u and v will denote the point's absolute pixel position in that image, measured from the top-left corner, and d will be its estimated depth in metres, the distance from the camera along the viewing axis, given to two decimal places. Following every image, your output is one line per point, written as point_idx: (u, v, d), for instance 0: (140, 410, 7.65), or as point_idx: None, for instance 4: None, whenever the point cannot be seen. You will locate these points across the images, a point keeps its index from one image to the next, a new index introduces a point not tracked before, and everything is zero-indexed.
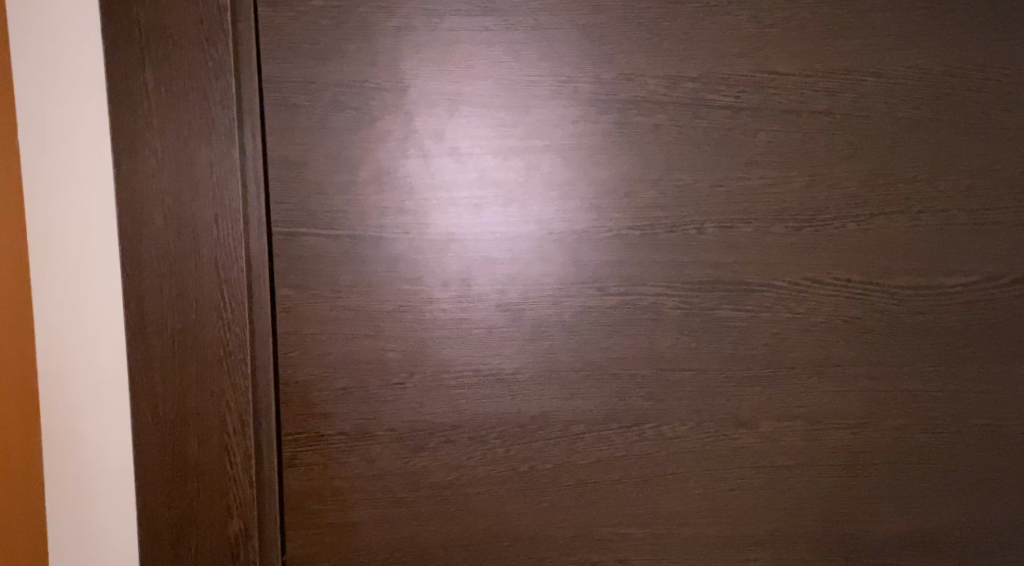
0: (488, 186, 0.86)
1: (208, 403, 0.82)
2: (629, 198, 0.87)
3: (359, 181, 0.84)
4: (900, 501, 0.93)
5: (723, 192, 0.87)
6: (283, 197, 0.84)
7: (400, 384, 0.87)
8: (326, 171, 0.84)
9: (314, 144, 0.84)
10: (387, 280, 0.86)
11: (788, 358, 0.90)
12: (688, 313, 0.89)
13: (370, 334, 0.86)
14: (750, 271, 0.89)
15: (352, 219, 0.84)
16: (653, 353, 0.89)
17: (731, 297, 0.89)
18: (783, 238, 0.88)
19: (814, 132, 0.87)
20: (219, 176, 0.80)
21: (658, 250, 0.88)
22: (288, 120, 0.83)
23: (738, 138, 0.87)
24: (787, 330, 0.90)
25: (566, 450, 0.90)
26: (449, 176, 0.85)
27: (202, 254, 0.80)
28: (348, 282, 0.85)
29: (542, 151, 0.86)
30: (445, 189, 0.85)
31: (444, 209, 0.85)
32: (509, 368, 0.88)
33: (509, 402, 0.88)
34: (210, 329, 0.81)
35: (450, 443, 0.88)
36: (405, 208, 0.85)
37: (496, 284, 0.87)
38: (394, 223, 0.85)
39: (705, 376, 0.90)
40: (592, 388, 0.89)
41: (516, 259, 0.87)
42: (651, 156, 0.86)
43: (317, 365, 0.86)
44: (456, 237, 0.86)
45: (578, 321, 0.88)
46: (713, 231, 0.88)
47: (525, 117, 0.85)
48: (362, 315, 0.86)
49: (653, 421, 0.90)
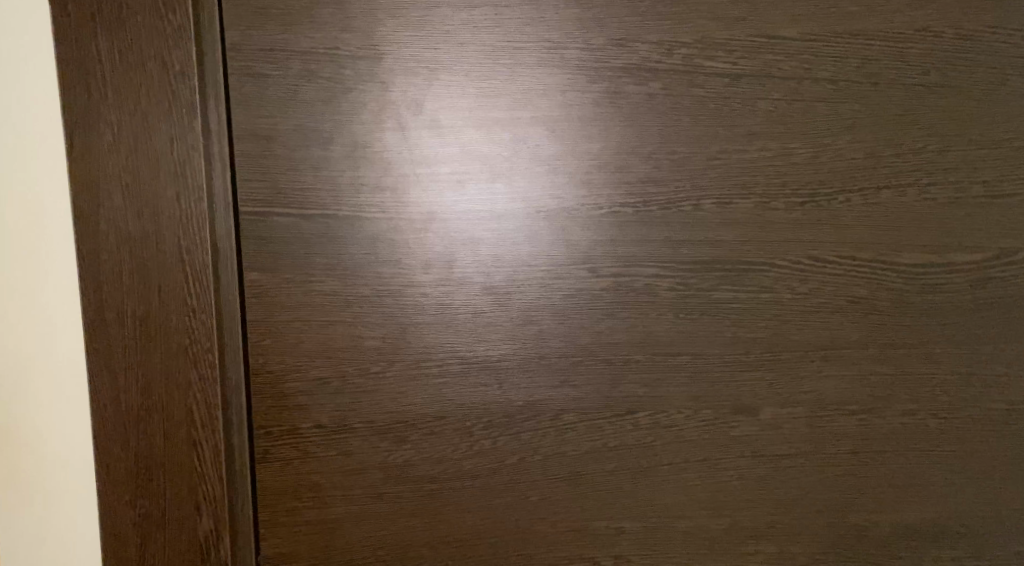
0: (471, 161, 0.80)
1: (174, 395, 0.77)
2: (621, 173, 0.81)
3: (331, 156, 0.79)
4: (908, 490, 0.89)
5: (722, 165, 0.82)
6: (251, 175, 0.78)
7: (380, 373, 0.82)
8: (296, 146, 0.78)
9: (283, 117, 0.78)
10: (364, 262, 0.80)
11: (791, 342, 0.86)
12: (684, 295, 0.84)
13: (346, 320, 0.81)
14: (751, 249, 0.84)
15: (326, 197, 0.79)
16: (648, 338, 0.84)
17: (730, 278, 0.84)
18: (786, 214, 0.83)
19: (818, 100, 0.82)
20: (180, 152, 0.74)
21: (653, 229, 0.82)
22: (255, 91, 0.77)
23: (737, 108, 0.81)
24: (790, 312, 0.85)
25: (557, 442, 0.85)
26: (430, 150, 0.80)
27: (164, 236, 0.75)
28: (322, 265, 0.80)
29: (528, 123, 0.80)
30: (425, 165, 0.80)
31: (423, 187, 0.80)
32: (496, 355, 0.83)
33: (496, 391, 0.84)
34: (175, 317, 0.76)
35: (434, 434, 0.83)
36: (382, 186, 0.79)
37: (481, 266, 0.82)
38: (371, 201, 0.79)
39: (703, 361, 0.85)
40: (584, 376, 0.84)
41: (501, 239, 0.82)
42: (644, 127, 0.81)
43: (291, 354, 0.81)
44: (437, 216, 0.81)
45: (568, 304, 0.83)
46: (712, 208, 0.83)
47: (508, 87, 0.80)
48: (337, 300, 0.81)
49: (647, 409, 0.85)
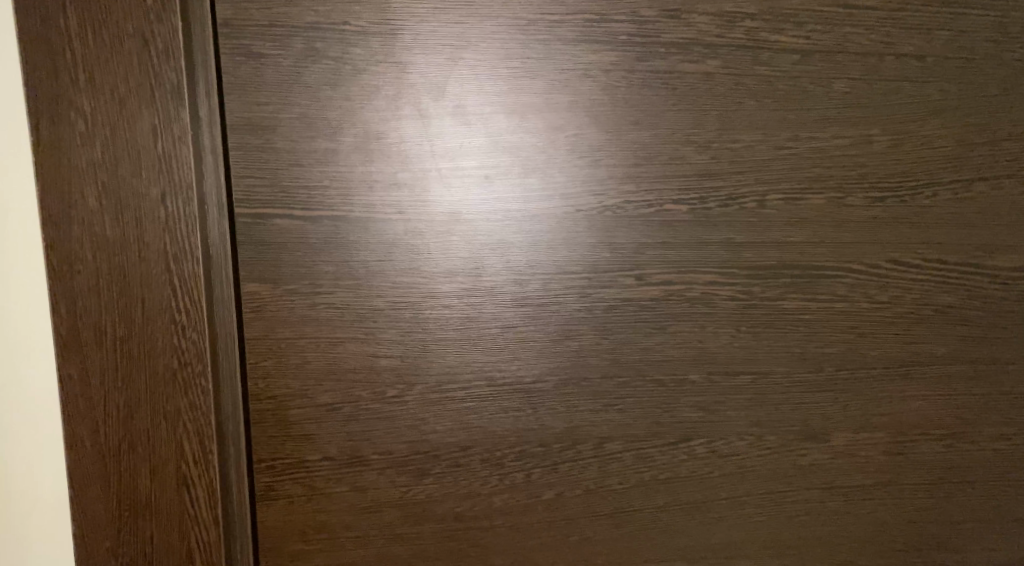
0: (500, 153, 0.70)
1: (161, 425, 0.67)
2: (674, 165, 0.71)
3: (341, 150, 0.68)
4: (1000, 524, 0.78)
5: (790, 155, 0.71)
6: (248, 170, 0.68)
7: (398, 398, 0.71)
8: (300, 137, 0.68)
9: (284, 104, 0.67)
10: (378, 271, 0.70)
11: (868, 358, 0.75)
12: (746, 305, 0.73)
13: (358, 337, 0.70)
14: (823, 252, 0.73)
15: (333, 197, 0.68)
16: (704, 355, 0.74)
17: (798, 285, 0.73)
18: (864, 211, 0.72)
19: (902, 79, 0.71)
20: (165, 145, 0.64)
21: (710, 229, 0.72)
22: (251, 73, 0.67)
23: (808, 89, 0.70)
24: (866, 324, 0.74)
25: (600, 474, 0.74)
26: (453, 141, 0.69)
27: (148, 242, 0.65)
28: (331, 275, 0.69)
29: (566, 108, 0.69)
30: (448, 158, 0.69)
31: (446, 183, 0.69)
32: (530, 376, 0.72)
33: (530, 416, 0.73)
34: (161, 336, 0.66)
35: (460, 467, 0.73)
36: (399, 182, 0.69)
37: (512, 274, 0.71)
38: (386, 201, 0.69)
39: (766, 381, 0.75)
40: (631, 398, 0.74)
41: (535, 243, 0.71)
42: (701, 112, 0.70)
43: (295, 376, 0.70)
44: (461, 217, 0.70)
45: (613, 317, 0.72)
46: (778, 205, 0.72)
47: (543, 66, 0.69)
48: (347, 314, 0.70)
49: (703, 436, 0.75)
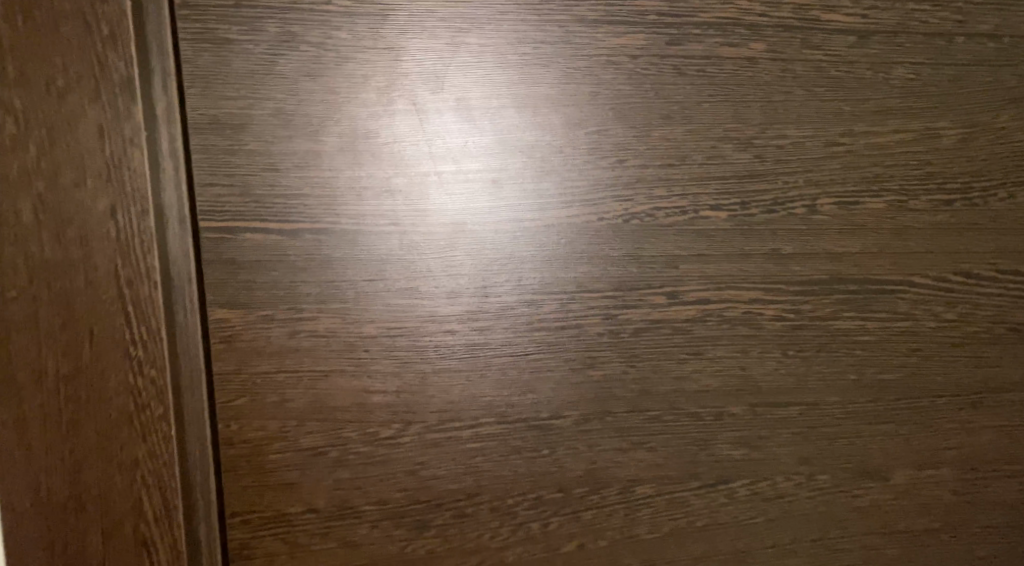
0: (509, 155, 0.60)
1: (116, 480, 0.56)
2: (711, 166, 0.61)
3: (324, 152, 0.58)
4: None
5: (845, 153, 0.61)
6: (215, 177, 0.58)
7: (394, 439, 0.61)
8: (275, 137, 0.58)
9: (256, 99, 0.57)
10: (370, 293, 0.60)
11: (933, 385, 0.65)
12: (794, 326, 0.64)
13: (347, 370, 0.60)
14: (882, 264, 0.63)
15: (316, 207, 0.58)
16: (746, 384, 0.64)
17: (854, 302, 0.64)
18: (928, 217, 0.63)
19: (972, 65, 0.61)
20: (114, 148, 0.54)
21: (752, 240, 0.62)
22: (217, 63, 0.57)
23: (866, 75, 0.61)
24: (931, 346, 0.65)
25: (628, 522, 0.64)
26: (455, 140, 0.59)
27: (95, 263, 0.54)
28: (314, 298, 0.59)
29: (586, 101, 0.60)
30: (449, 161, 0.59)
31: (447, 189, 0.59)
32: (546, 412, 0.63)
33: (547, 458, 0.63)
34: (114, 374, 0.55)
35: (466, 517, 0.63)
36: (392, 190, 0.59)
37: (525, 294, 0.61)
38: (378, 211, 0.59)
39: (817, 412, 0.65)
40: (663, 435, 0.64)
41: (551, 259, 0.61)
42: (742, 104, 0.60)
43: (274, 416, 0.60)
44: (465, 229, 0.60)
45: (641, 342, 0.63)
46: (830, 210, 0.62)
47: (559, 52, 0.59)
48: (334, 344, 0.60)
49: (744, 476, 0.65)
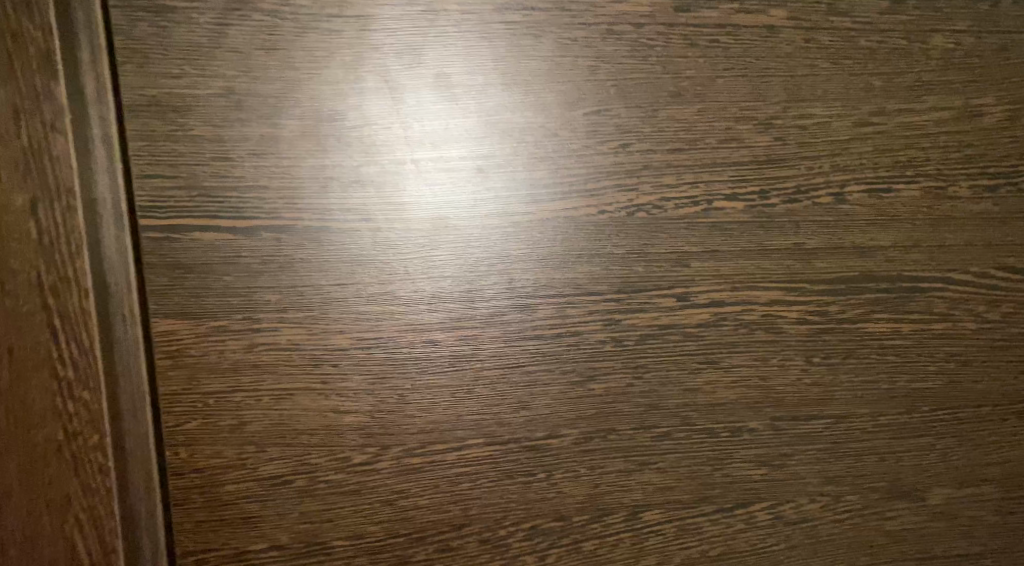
0: (497, 139, 0.52)
1: (44, 521, 0.48)
2: (727, 150, 0.53)
3: (283, 138, 0.50)
4: None
5: (876, 134, 0.54)
6: (156, 167, 0.50)
7: (369, 465, 0.54)
8: (226, 121, 0.50)
9: (203, 76, 0.50)
10: (338, 299, 0.52)
11: (972, 393, 0.59)
12: (820, 330, 0.57)
13: (314, 388, 0.53)
14: (917, 259, 0.56)
15: (274, 201, 0.51)
16: (766, 396, 0.57)
17: (885, 302, 0.57)
18: (969, 206, 0.56)
19: (1019, 33, 0.54)
20: (33, 135, 0.46)
21: (773, 233, 0.55)
22: (155, 34, 0.49)
23: (901, 46, 0.54)
24: (970, 350, 0.58)
25: (635, 553, 0.57)
26: (434, 123, 0.51)
27: (13, 269, 0.46)
28: (274, 306, 0.52)
29: (584, 76, 0.52)
30: (427, 147, 0.52)
31: (425, 179, 0.52)
32: (542, 430, 0.55)
33: (544, 483, 0.56)
34: (38, 397, 0.48)
35: (453, 552, 0.55)
36: (362, 180, 0.51)
37: (517, 298, 0.54)
38: (346, 205, 0.51)
39: (845, 425, 0.58)
40: (673, 454, 0.57)
41: (545, 258, 0.54)
42: (761, 79, 0.53)
43: (231, 441, 0.53)
44: (447, 225, 0.52)
45: (648, 351, 0.55)
46: (860, 199, 0.55)
47: (552, 19, 0.52)
48: (298, 358, 0.52)
49: (764, 499, 0.58)
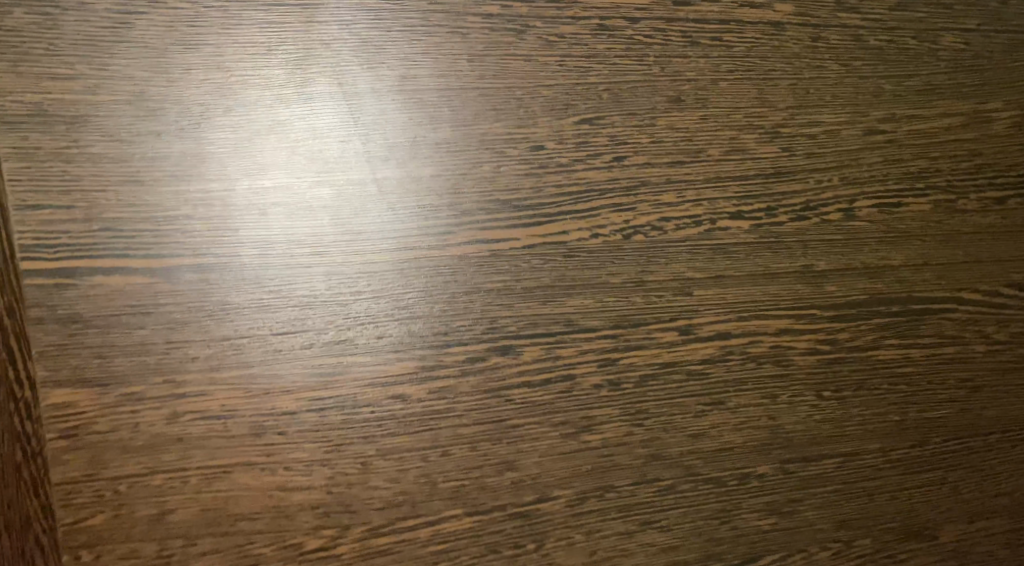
0: (473, 153, 0.44)
1: None
2: (732, 163, 0.47)
3: (211, 154, 0.40)
4: None
5: (886, 143, 0.49)
6: (40, 194, 0.39)
7: (326, 552, 0.44)
8: (133, 133, 0.39)
9: (104, 78, 0.39)
10: (285, 352, 0.42)
11: (979, 419, 0.55)
12: (830, 361, 0.51)
13: (256, 462, 0.42)
14: (926, 279, 0.52)
15: (201, 235, 0.40)
16: (774, 436, 0.51)
17: (895, 327, 0.52)
18: (976, 220, 0.52)
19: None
20: None
21: (781, 255, 0.49)
22: (38, 25, 0.38)
23: (911, 45, 0.49)
24: (978, 373, 0.54)
25: None
26: (399, 134, 0.43)
27: None
28: (202, 365, 0.41)
29: (572, 79, 0.44)
30: (391, 164, 0.43)
31: (390, 202, 0.43)
32: (531, 493, 0.47)
33: (535, 554, 0.47)
34: None
35: None
36: (311, 206, 0.42)
37: (499, 341, 0.45)
38: (293, 236, 0.42)
39: (854, 463, 0.53)
40: (677, 508, 0.50)
41: (532, 292, 0.46)
42: (768, 82, 0.47)
43: (148, 537, 0.41)
44: (416, 258, 0.44)
45: (649, 393, 0.48)
46: (869, 215, 0.50)
47: (533, 11, 0.44)
48: (234, 428, 0.42)
49: (774, 551, 0.52)
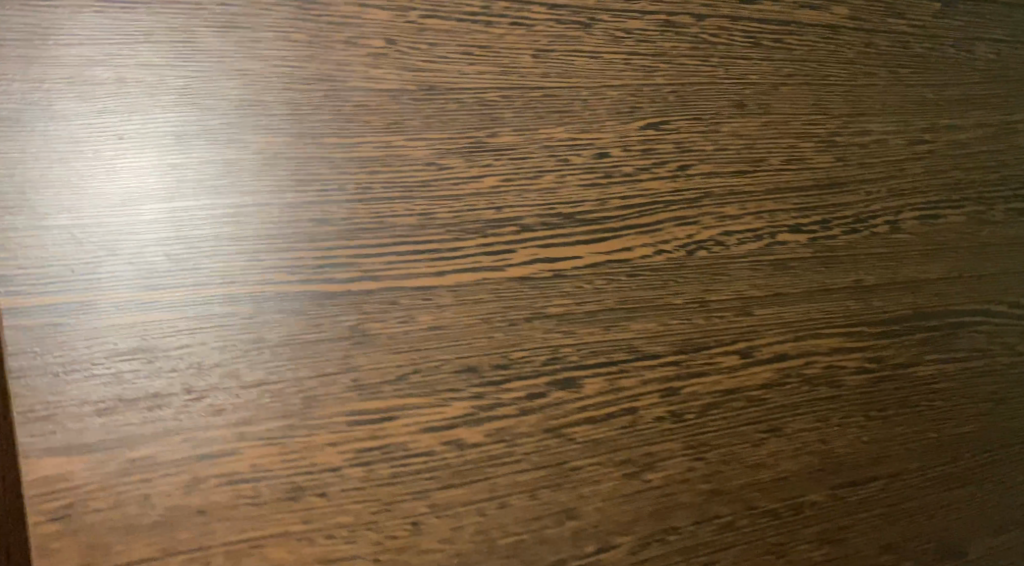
0: (537, 160, 0.38)
1: None
2: (790, 172, 0.44)
3: (239, 157, 0.33)
4: None
5: (927, 153, 0.48)
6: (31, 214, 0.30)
7: None
8: (140, 127, 0.32)
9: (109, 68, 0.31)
10: (327, 398, 0.35)
11: (1005, 433, 0.54)
12: (876, 379, 0.49)
13: (292, 532, 0.35)
14: (962, 291, 0.51)
15: (229, 260, 0.33)
16: (826, 461, 0.48)
17: (934, 341, 0.51)
18: (1003, 231, 0.52)
19: None
20: None
21: (834, 270, 0.47)
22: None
23: (949, 54, 0.48)
24: (1003, 386, 0.54)
25: None
26: (457, 137, 0.37)
27: None
28: (230, 418, 0.33)
29: (639, 79, 0.40)
30: (448, 173, 0.37)
31: (447, 215, 0.37)
32: (594, 543, 0.42)
33: None
34: None
35: None
36: (359, 221, 0.35)
37: (562, 372, 0.40)
38: (338, 257, 0.35)
39: (898, 484, 0.51)
40: (738, 546, 0.46)
41: (596, 316, 0.41)
42: (824, 87, 0.45)
43: None
44: (476, 279, 0.38)
45: (710, 422, 0.44)
46: (913, 227, 0.49)
47: (600, 2, 0.39)
48: (267, 492, 0.34)
49: None
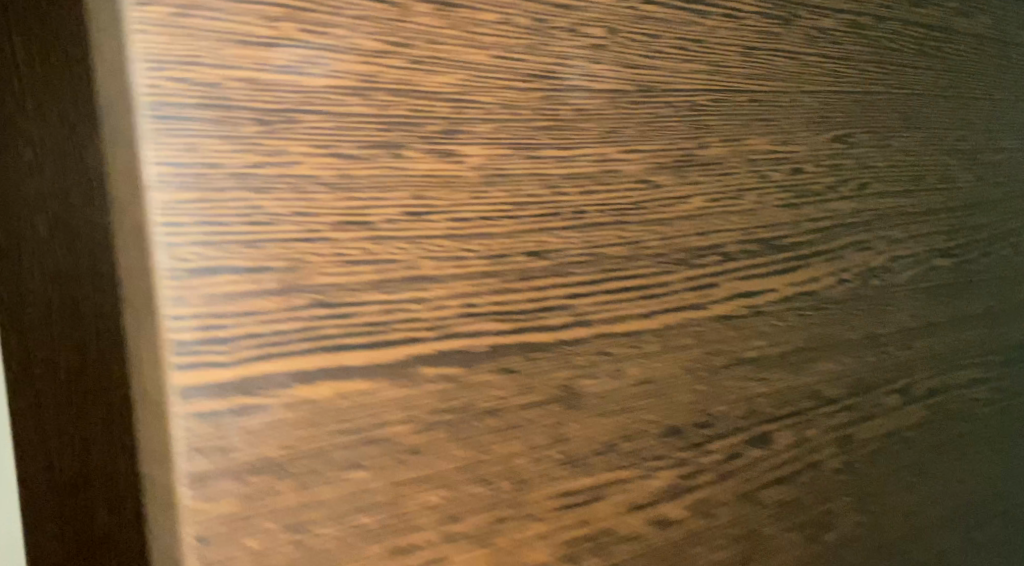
0: (741, 178, 0.32)
1: None
2: (942, 193, 0.41)
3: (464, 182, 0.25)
4: None
5: None
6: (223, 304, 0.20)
7: None
8: (366, 150, 0.23)
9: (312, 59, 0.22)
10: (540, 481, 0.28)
11: None
12: (1000, 409, 0.47)
13: None
14: None
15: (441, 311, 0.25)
16: (964, 501, 0.45)
17: None
18: None
19: None
20: None
21: (975, 296, 0.44)
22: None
23: None
24: None
25: None
26: (674, 149, 0.30)
27: None
28: (439, 520, 0.25)
29: (829, 86, 0.35)
30: (663, 196, 0.30)
31: (660, 245, 0.30)
32: None
33: None
34: None
35: None
36: (577, 253, 0.28)
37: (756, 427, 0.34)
38: (555, 302, 0.27)
39: (1014, 518, 0.49)
40: None
41: (788, 359, 0.35)
42: (966, 102, 0.42)
43: None
44: (684, 321, 0.31)
45: (876, 469, 0.40)
46: None
47: None
48: None
49: None
